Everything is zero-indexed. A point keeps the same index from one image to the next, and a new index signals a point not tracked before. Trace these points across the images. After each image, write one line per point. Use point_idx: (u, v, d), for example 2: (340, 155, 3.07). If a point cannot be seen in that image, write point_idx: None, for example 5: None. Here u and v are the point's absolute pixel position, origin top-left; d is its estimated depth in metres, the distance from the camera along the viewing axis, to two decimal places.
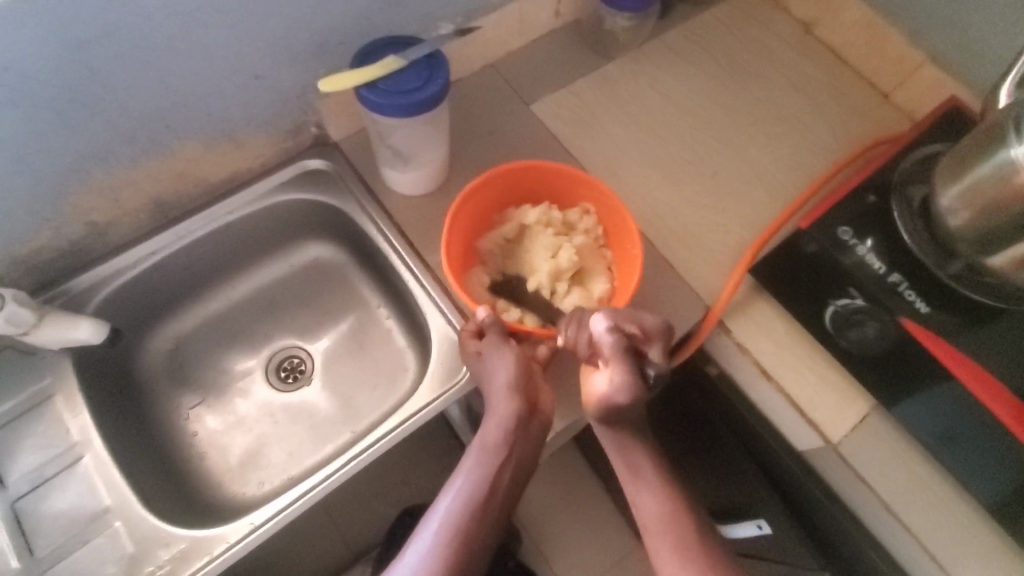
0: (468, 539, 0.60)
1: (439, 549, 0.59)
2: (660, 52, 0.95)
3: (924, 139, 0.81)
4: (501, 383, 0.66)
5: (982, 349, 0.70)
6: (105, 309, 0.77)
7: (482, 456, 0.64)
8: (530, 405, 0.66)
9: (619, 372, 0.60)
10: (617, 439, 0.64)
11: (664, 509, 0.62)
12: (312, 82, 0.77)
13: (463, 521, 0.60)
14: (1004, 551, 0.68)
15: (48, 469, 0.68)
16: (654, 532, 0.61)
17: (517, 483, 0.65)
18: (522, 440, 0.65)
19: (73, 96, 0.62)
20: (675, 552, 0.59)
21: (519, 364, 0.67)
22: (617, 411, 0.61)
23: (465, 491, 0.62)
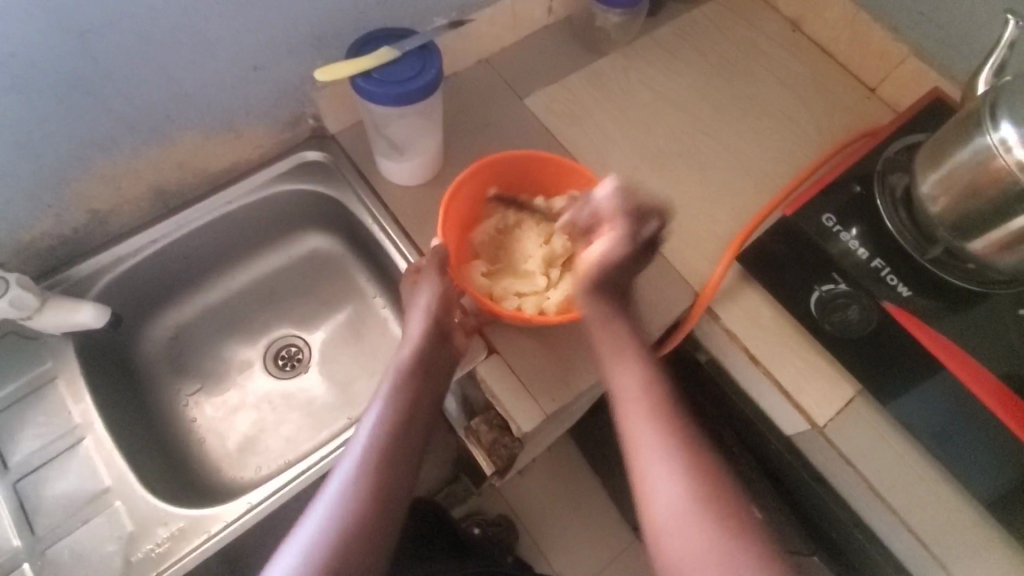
0: (390, 461, 0.59)
1: (363, 471, 0.57)
2: (650, 48, 0.98)
3: (906, 131, 0.84)
4: (422, 308, 0.71)
5: (961, 331, 0.72)
6: (106, 296, 0.79)
7: (397, 382, 0.65)
8: (443, 333, 0.70)
9: (616, 228, 0.61)
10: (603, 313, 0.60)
11: (641, 391, 0.56)
12: (309, 74, 0.79)
13: (385, 442, 0.60)
14: (988, 531, 0.69)
15: (50, 450, 0.69)
16: (634, 414, 0.55)
17: (436, 410, 0.66)
18: (435, 365, 0.68)
19: (78, 85, 0.64)
20: (660, 459, 0.52)
21: (441, 295, 0.72)
22: (617, 268, 0.60)
23: (384, 418, 0.62)
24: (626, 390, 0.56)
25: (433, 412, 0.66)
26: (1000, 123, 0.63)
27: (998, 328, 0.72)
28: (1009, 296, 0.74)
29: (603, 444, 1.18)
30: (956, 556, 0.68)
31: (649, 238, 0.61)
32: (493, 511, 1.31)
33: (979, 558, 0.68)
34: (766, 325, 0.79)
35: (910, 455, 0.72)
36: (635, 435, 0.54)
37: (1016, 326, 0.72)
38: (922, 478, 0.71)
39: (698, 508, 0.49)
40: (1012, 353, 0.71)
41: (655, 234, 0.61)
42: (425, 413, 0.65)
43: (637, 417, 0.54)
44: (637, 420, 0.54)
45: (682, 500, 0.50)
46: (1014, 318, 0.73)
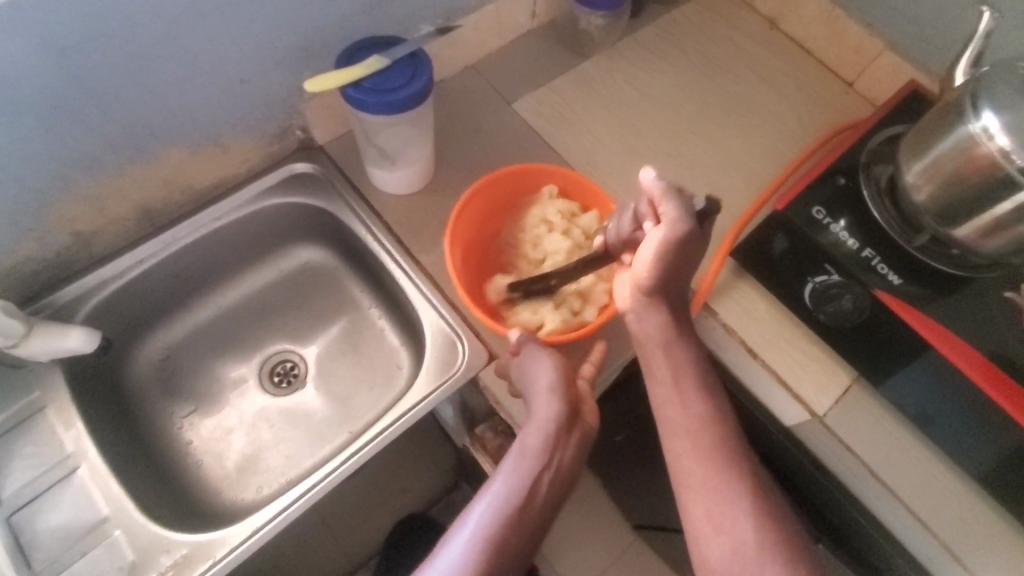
0: (502, 553, 0.55)
1: (472, 563, 0.53)
2: (634, 49, 0.99)
3: (886, 123, 0.86)
4: (545, 384, 0.63)
5: (950, 315, 0.74)
6: (93, 320, 0.77)
7: (524, 462, 0.59)
8: (573, 414, 0.62)
9: (673, 206, 0.59)
10: (659, 332, 0.61)
11: (698, 415, 0.59)
12: (296, 85, 0.78)
13: (501, 533, 0.55)
14: (985, 509, 0.71)
15: (43, 481, 0.67)
16: (675, 434, 0.59)
17: (558, 494, 0.60)
18: (564, 451, 0.60)
19: (60, 103, 0.62)
20: (703, 479, 0.56)
21: (561, 371, 0.65)
22: (684, 246, 0.59)
23: (505, 500, 0.57)
24: (653, 338, 0.61)
25: (557, 493, 0.60)
26: (981, 112, 0.65)
27: (986, 311, 0.74)
28: (993, 280, 0.76)
29: (602, 444, 1.18)
30: (957, 534, 0.69)
31: (699, 208, 0.60)
32: None
33: (979, 536, 0.69)
34: (762, 319, 0.80)
35: (906, 439, 0.74)
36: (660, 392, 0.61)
37: (1003, 308, 0.74)
38: (920, 460, 0.73)
39: (721, 486, 0.55)
40: (1000, 334, 0.73)
41: (704, 209, 0.60)
42: (550, 500, 0.59)
43: (684, 482, 0.57)
44: (679, 444, 0.58)
45: (711, 496, 0.56)
46: (1000, 301, 0.75)
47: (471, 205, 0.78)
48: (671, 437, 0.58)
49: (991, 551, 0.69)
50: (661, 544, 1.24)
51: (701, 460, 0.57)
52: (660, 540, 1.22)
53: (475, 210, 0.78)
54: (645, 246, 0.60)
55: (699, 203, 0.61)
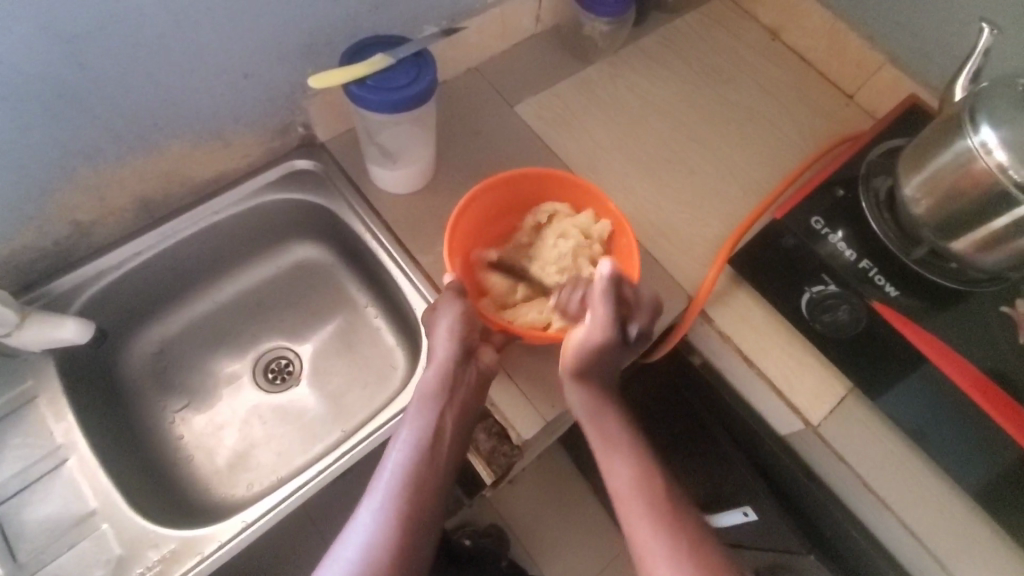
0: (419, 490, 0.64)
1: (395, 504, 0.63)
2: (637, 56, 0.99)
3: (886, 136, 0.86)
4: (444, 332, 0.69)
5: (946, 328, 0.74)
6: (89, 310, 0.76)
7: (425, 406, 0.68)
8: (467, 352, 0.69)
9: (603, 314, 0.65)
10: (587, 399, 0.68)
11: (636, 475, 0.66)
12: (299, 82, 0.78)
13: (415, 470, 0.65)
14: (979, 523, 0.71)
15: (31, 472, 0.66)
16: (613, 474, 0.68)
17: (463, 427, 0.68)
18: (460, 387, 0.68)
19: (63, 91, 0.62)
20: (646, 519, 0.63)
21: (464, 317, 0.69)
22: (603, 352, 0.66)
23: (414, 442, 0.66)
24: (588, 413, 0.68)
25: (465, 423, 0.68)
26: (979, 126, 0.65)
27: (982, 325, 0.75)
28: (990, 293, 0.77)
29: (595, 449, 1.18)
30: (949, 548, 0.69)
31: (632, 336, 0.67)
32: (485, 521, 1.30)
33: (972, 550, 0.69)
34: (758, 327, 0.80)
35: (901, 451, 0.74)
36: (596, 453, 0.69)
37: (999, 322, 0.75)
38: (914, 473, 0.73)
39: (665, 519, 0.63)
40: (996, 348, 0.73)
41: (638, 334, 0.67)
42: (455, 432, 0.68)
43: (635, 523, 0.64)
44: (623, 486, 0.66)
45: (657, 525, 0.63)
46: (996, 315, 0.75)
47: (476, 202, 0.77)
48: (620, 498, 0.65)
49: (982, 565, 0.69)
50: None
51: (641, 494, 0.65)
52: None
53: (471, 218, 0.78)
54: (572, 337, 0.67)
55: (633, 328, 0.67)
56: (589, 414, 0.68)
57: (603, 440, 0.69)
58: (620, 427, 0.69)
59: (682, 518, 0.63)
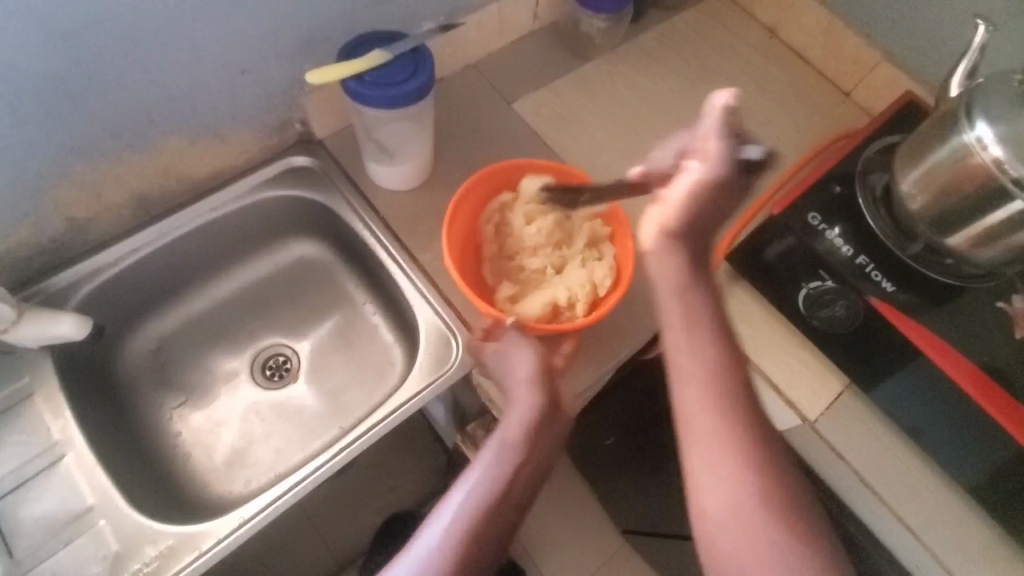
0: (477, 548, 0.51)
1: (448, 551, 0.50)
2: (635, 53, 0.99)
3: (882, 132, 0.87)
4: (523, 376, 0.63)
5: (942, 324, 0.74)
6: (86, 307, 0.76)
7: (505, 448, 0.57)
8: (553, 403, 0.61)
9: (719, 143, 0.48)
10: (677, 267, 0.50)
11: (715, 413, 0.49)
12: (297, 78, 0.78)
13: (476, 522, 0.52)
14: (975, 518, 0.71)
15: (28, 468, 0.66)
16: (697, 440, 0.49)
17: (533, 488, 0.57)
18: (542, 436, 0.59)
19: (59, 87, 0.62)
20: (720, 475, 0.47)
21: (541, 365, 0.64)
22: (707, 201, 0.49)
23: (479, 488, 0.54)
24: (696, 371, 0.49)
25: (532, 485, 0.57)
26: (975, 122, 0.65)
27: (978, 321, 0.75)
28: (985, 290, 0.77)
29: (593, 446, 1.18)
30: (945, 542, 0.70)
31: (752, 163, 0.48)
32: None
33: (968, 544, 0.70)
34: (755, 323, 0.80)
35: (897, 446, 0.74)
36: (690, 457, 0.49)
37: (994, 318, 0.75)
38: (909, 468, 0.73)
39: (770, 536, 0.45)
40: (991, 345, 0.74)
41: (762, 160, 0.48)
42: (525, 491, 0.56)
43: (710, 480, 0.48)
44: (704, 460, 0.48)
45: (733, 489, 0.47)
46: (992, 311, 0.76)
47: (460, 208, 0.77)
48: (690, 455, 0.49)
49: (978, 560, 0.69)
50: (650, 550, 1.23)
51: (725, 450, 0.48)
52: (648, 546, 1.22)
53: (460, 223, 0.77)
54: (677, 185, 0.49)
55: (752, 152, 0.48)
56: (689, 400, 0.49)
57: (696, 377, 0.49)
58: (712, 347, 0.50)
59: (793, 523, 0.46)
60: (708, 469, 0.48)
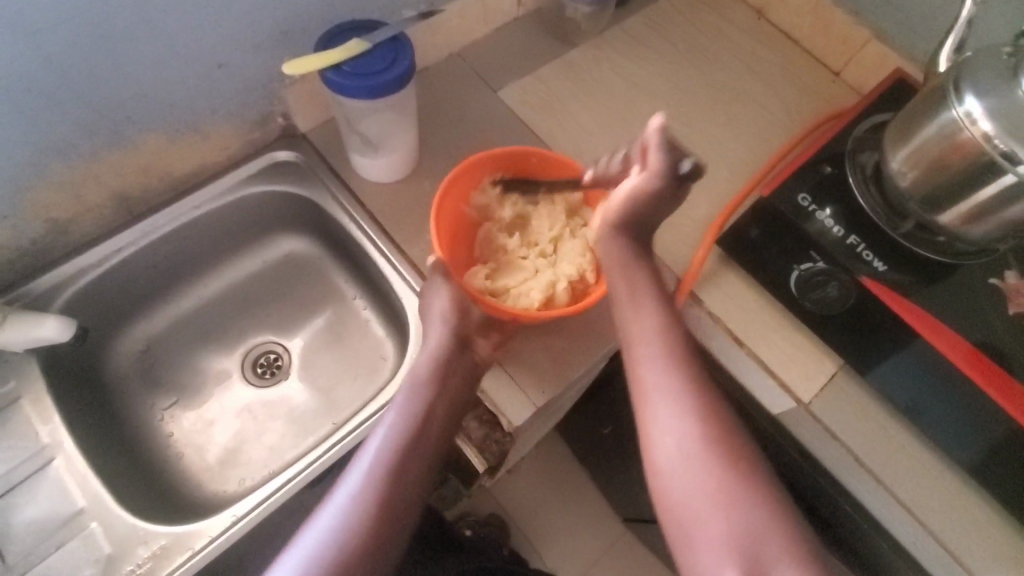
0: (401, 468, 0.60)
1: (376, 477, 0.58)
2: (621, 38, 0.98)
3: (871, 111, 0.86)
4: (439, 315, 0.70)
5: (938, 303, 0.74)
6: (71, 309, 0.75)
7: (414, 390, 0.66)
8: (462, 342, 0.69)
9: (656, 159, 0.63)
10: (618, 253, 0.64)
11: (659, 325, 0.59)
12: (277, 71, 0.77)
13: (395, 446, 0.61)
14: (971, 495, 0.70)
15: (17, 473, 0.66)
16: (637, 342, 0.58)
17: (450, 423, 0.65)
18: (451, 375, 0.67)
19: (31, 86, 0.61)
20: (656, 352, 0.57)
21: (459, 302, 0.70)
22: (643, 204, 0.64)
23: (395, 422, 0.63)
24: (644, 333, 0.58)
25: (454, 419, 0.66)
26: (964, 96, 0.64)
27: (973, 298, 0.75)
28: (980, 266, 0.76)
29: (590, 436, 1.17)
30: (942, 521, 0.69)
31: (683, 176, 0.63)
32: (483, 512, 1.30)
33: (965, 523, 0.69)
34: (748, 307, 0.79)
35: (893, 426, 0.74)
36: (638, 358, 0.57)
37: (989, 295, 0.75)
38: (904, 447, 0.73)
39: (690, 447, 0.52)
40: (987, 323, 0.73)
41: (690, 172, 0.63)
42: (442, 423, 0.64)
43: (641, 360, 0.57)
44: (648, 365, 0.56)
45: (676, 419, 0.53)
46: (986, 287, 0.75)
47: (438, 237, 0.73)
48: (634, 357, 0.57)
49: (975, 537, 0.69)
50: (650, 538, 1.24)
51: (662, 374, 0.55)
52: (648, 533, 1.22)
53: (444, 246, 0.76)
54: (622, 188, 0.66)
55: (684, 166, 0.63)
56: (643, 338, 0.58)
57: (631, 291, 0.61)
58: (665, 324, 0.59)
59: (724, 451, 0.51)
60: (632, 335, 0.59)
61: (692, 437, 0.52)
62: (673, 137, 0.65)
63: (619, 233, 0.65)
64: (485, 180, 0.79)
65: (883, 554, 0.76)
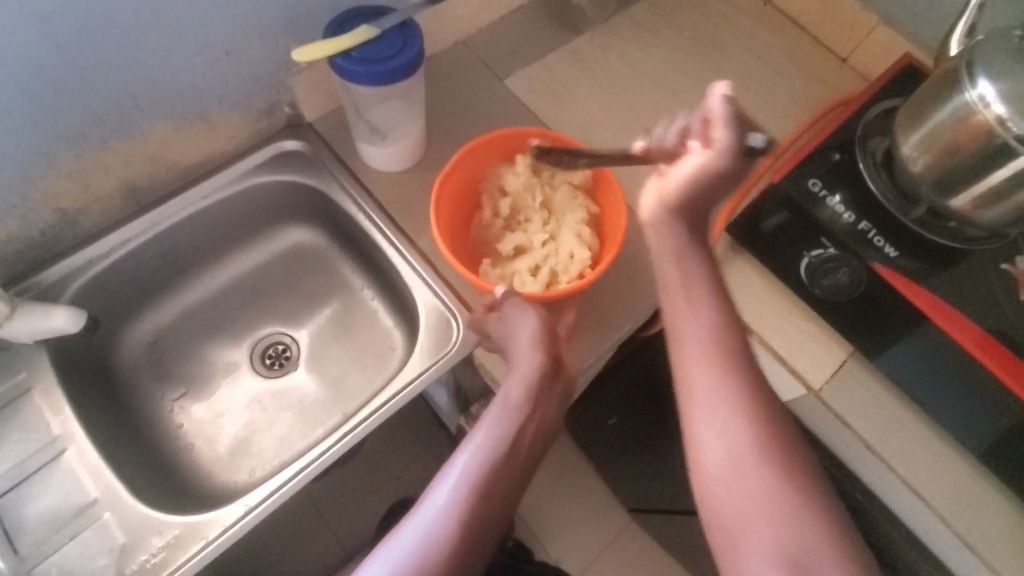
0: (489, 501, 0.52)
1: (461, 507, 0.50)
2: (627, 25, 0.97)
3: (881, 96, 0.85)
4: (525, 340, 0.63)
5: (948, 288, 0.74)
6: (80, 300, 0.75)
7: (507, 411, 0.57)
8: (554, 366, 0.62)
9: (724, 135, 0.51)
10: (675, 243, 0.53)
11: (718, 335, 0.50)
12: (284, 59, 0.76)
13: (486, 475, 0.53)
14: (981, 480, 0.71)
15: (29, 464, 0.66)
16: (715, 424, 0.47)
17: (539, 448, 0.57)
18: (544, 401, 0.59)
19: (39, 73, 0.60)
20: (726, 406, 0.47)
21: (543, 328, 0.64)
22: (701, 193, 0.53)
23: (486, 445, 0.55)
24: (709, 392, 0.48)
25: (541, 445, 0.58)
26: (977, 80, 0.64)
27: (982, 284, 0.74)
28: (989, 252, 0.76)
29: (596, 427, 1.18)
30: (954, 506, 0.69)
31: (761, 147, 0.52)
32: None
33: (975, 507, 0.70)
34: (758, 294, 0.79)
35: (903, 412, 0.74)
36: (699, 440, 0.48)
37: (999, 280, 0.74)
38: (915, 434, 0.73)
39: (781, 516, 0.43)
40: (997, 308, 0.73)
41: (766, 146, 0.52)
42: (532, 449, 0.57)
43: (715, 417, 0.47)
44: (713, 441, 0.47)
45: (749, 479, 0.45)
46: (996, 273, 0.75)
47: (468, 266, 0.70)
48: (694, 431, 0.48)
49: (985, 521, 0.69)
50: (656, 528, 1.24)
51: (743, 446, 0.46)
52: (654, 523, 1.23)
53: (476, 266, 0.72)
54: (681, 166, 0.53)
55: (756, 138, 0.52)
56: (693, 346, 0.49)
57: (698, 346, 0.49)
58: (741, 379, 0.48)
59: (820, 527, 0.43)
60: (698, 413, 0.48)
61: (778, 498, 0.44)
62: (747, 109, 0.53)
63: (671, 219, 0.53)
64: (457, 182, 0.77)
65: (892, 539, 0.76)
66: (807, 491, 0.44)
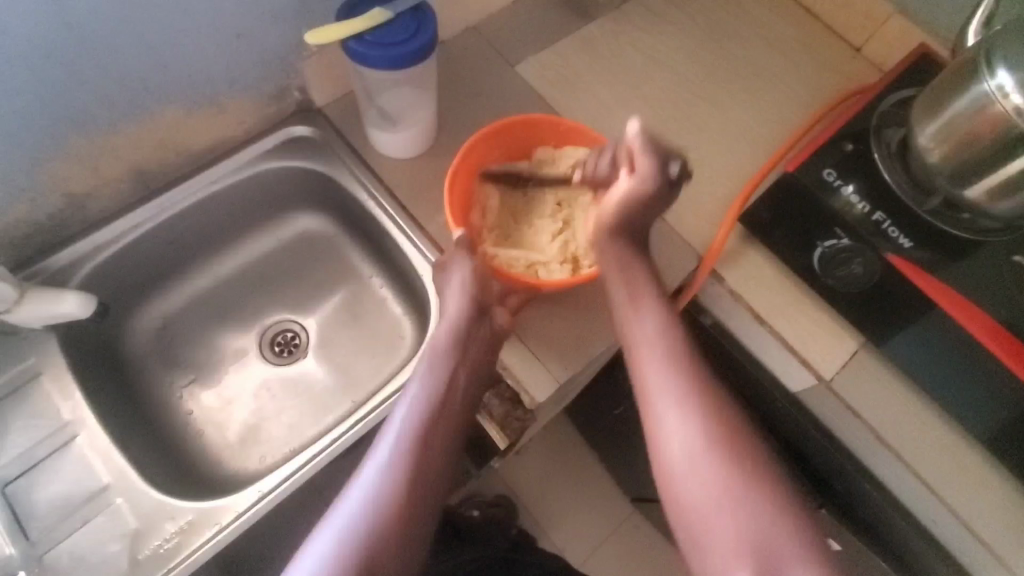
0: (426, 453, 0.58)
1: (400, 461, 0.57)
2: (639, 12, 0.96)
3: (897, 87, 0.84)
4: (455, 289, 0.67)
5: (960, 279, 0.73)
6: (89, 286, 0.74)
7: (434, 362, 0.64)
8: (480, 308, 0.66)
9: (648, 160, 0.64)
10: (615, 265, 0.65)
11: (674, 364, 0.58)
12: (295, 43, 0.75)
13: (420, 432, 0.59)
14: (990, 471, 0.71)
15: (40, 450, 0.65)
16: (666, 415, 0.56)
17: (471, 392, 0.64)
18: (472, 344, 0.65)
19: (50, 55, 0.59)
20: (678, 417, 0.55)
21: (477, 274, 0.67)
22: (643, 204, 0.65)
23: (418, 403, 0.61)
24: (662, 390, 0.57)
25: (476, 388, 0.64)
26: (995, 70, 0.64)
27: (995, 276, 0.74)
28: (1003, 243, 0.76)
29: (601, 417, 1.18)
30: (964, 497, 0.70)
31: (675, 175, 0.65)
32: (492, 492, 1.31)
33: (984, 498, 0.70)
34: (770, 285, 0.79)
35: (913, 403, 0.74)
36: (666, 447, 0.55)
37: (1011, 272, 0.74)
38: (925, 425, 0.73)
39: (733, 501, 0.51)
40: (1010, 300, 0.72)
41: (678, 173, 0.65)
42: (463, 396, 0.63)
43: (667, 427, 0.56)
44: (672, 435, 0.55)
45: (716, 486, 0.52)
46: (1009, 265, 0.74)
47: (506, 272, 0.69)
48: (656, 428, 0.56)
49: (994, 512, 0.69)
50: (659, 518, 1.24)
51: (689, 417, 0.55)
52: (657, 513, 1.23)
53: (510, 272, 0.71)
54: (613, 192, 0.66)
55: (675, 167, 0.65)
56: (654, 383, 0.57)
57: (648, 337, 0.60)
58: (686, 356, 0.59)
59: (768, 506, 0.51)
60: (649, 392, 0.58)
61: (739, 511, 0.51)
62: (654, 142, 0.67)
63: (613, 235, 0.66)
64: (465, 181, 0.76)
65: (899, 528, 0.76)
66: (758, 480, 0.52)
